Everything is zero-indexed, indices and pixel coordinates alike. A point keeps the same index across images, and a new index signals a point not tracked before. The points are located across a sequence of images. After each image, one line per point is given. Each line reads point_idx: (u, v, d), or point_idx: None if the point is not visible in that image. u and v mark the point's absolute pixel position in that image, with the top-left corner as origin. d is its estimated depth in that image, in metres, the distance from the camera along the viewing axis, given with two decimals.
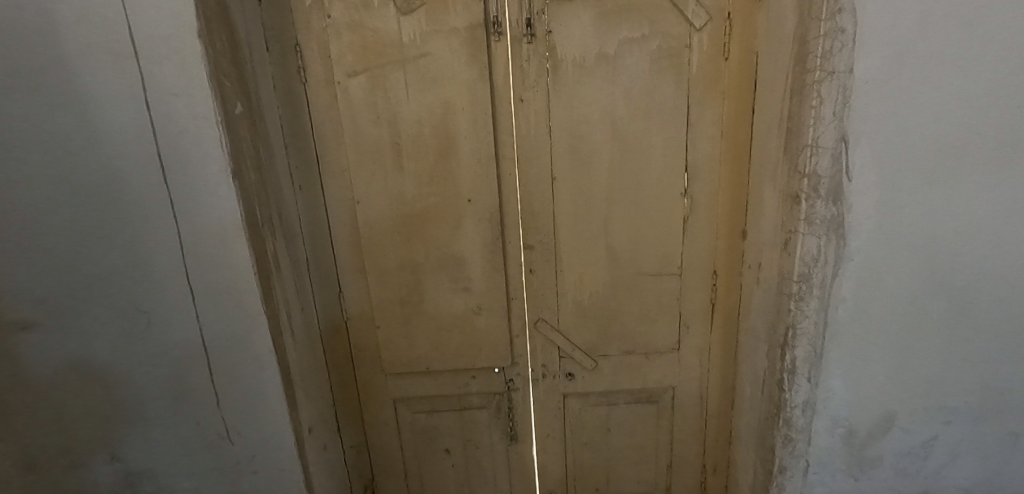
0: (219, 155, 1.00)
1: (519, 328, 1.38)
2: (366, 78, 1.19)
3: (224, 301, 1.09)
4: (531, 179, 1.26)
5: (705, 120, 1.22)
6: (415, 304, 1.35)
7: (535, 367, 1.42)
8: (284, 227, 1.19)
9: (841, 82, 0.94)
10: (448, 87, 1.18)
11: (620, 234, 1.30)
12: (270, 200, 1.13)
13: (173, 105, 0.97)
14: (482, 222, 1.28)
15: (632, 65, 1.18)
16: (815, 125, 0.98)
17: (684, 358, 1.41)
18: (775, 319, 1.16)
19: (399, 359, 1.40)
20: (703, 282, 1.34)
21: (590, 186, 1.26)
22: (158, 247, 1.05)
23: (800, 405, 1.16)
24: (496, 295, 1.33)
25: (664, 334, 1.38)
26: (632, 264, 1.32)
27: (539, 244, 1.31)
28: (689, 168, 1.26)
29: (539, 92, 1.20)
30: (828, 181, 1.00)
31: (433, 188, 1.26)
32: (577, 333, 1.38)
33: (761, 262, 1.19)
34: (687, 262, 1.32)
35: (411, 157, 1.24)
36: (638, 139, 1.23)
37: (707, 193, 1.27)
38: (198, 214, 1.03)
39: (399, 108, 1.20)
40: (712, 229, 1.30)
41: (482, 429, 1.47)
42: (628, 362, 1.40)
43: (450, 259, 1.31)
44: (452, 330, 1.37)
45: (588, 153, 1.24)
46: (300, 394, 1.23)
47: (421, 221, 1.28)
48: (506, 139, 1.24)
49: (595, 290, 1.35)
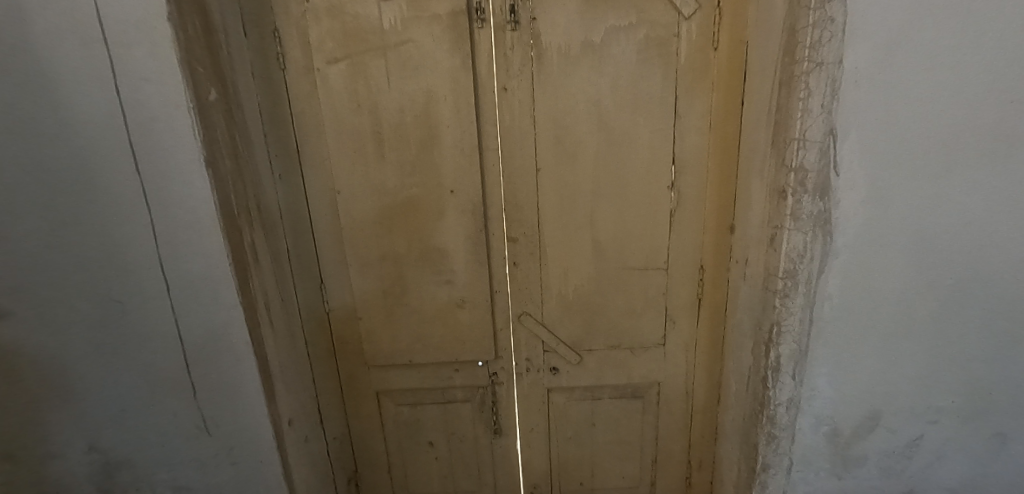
0: (193, 144, 0.98)
1: (503, 321, 1.37)
2: (346, 66, 1.16)
3: (200, 292, 1.07)
4: (515, 170, 1.24)
5: (693, 111, 1.20)
6: (398, 296, 1.33)
7: (519, 361, 1.40)
8: (263, 217, 1.17)
9: (830, 73, 0.92)
10: (430, 76, 1.16)
11: (606, 228, 1.28)
12: (247, 190, 1.11)
13: (144, 91, 0.94)
14: (465, 214, 1.26)
15: (618, 54, 1.15)
16: (803, 118, 0.96)
17: (670, 353, 1.39)
18: (761, 315, 1.14)
19: (382, 351, 1.38)
20: (689, 277, 1.32)
21: (576, 178, 1.24)
22: (132, 237, 1.03)
23: (784, 403, 1.14)
24: (480, 288, 1.32)
25: (650, 330, 1.36)
26: (617, 258, 1.30)
27: (523, 237, 1.29)
28: (677, 161, 1.23)
29: (524, 81, 1.17)
30: (815, 176, 0.98)
31: (415, 178, 1.23)
32: (561, 328, 1.36)
33: (748, 257, 1.17)
34: (674, 257, 1.30)
35: (392, 146, 1.21)
36: (625, 130, 1.20)
37: (694, 186, 1.25)
38: (172, 203, 1.01)
39: (380, 96, 1.18)
40: (699, 224, 1.28)
41: (466, 423, 1.46)
42: (613, 357, 1.39)
43: (433, 251, 1.29)
44: (436, 323, 1.35)
45: (573, 144, 1.21)
46: (280, 386, 1.22)
47: (403, 212, 1.26)
48: (490, 130, 1.21)
49: (580, 284, 1.32)
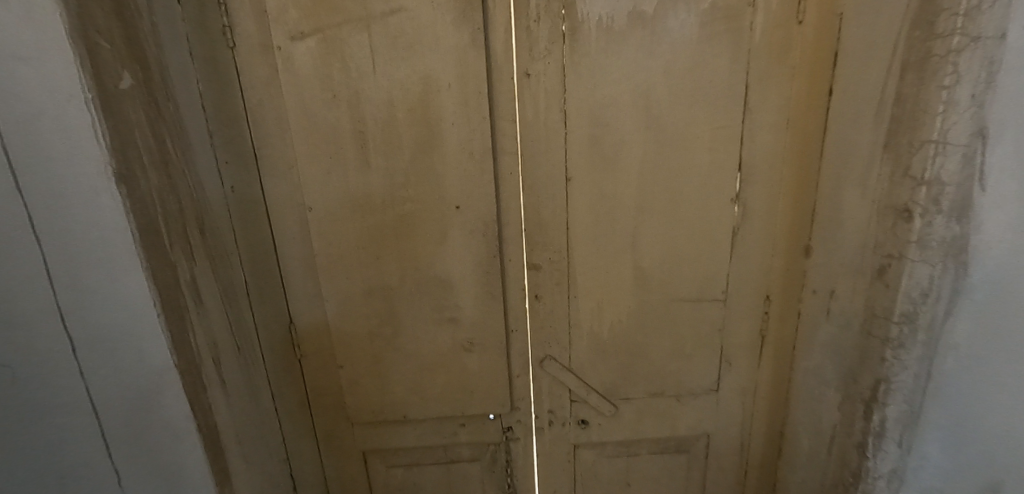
0: (95, 153, 0.69)
1: (521, 366, 1.10)
2: (317, 42, 0.87)
3: (120, 352, 0.79)
4: (539, 180, 0.97)
5: (768, 104, 0.93)
6: (389, 339, 1.05)
7: (540, 414, 1.14)
8: (207, 245, 0.89)
9: (988, 51, 0.64)
10: (430, 55, 0.87)
11: (652, 251, 1.02)
12: (184, 211, 0.83)
13: (22, 77, 0.65)
14: (474, 236, 0.98)
15: (676, 29, 0.88)
16: (945, 115, 0.69)
17: (724, 401, 1.14)
18: (857, 367, 0.90)
19: (371, 405, 1.11)
20: (752, 310, 1.07)
21: (617, 189, 0.97)
22: (16, 280, 0.73)
23: (885, 476, 0.89)
24: (493, 327, 1.05)
25: (701, 374, 1.11)
26: (665, 288, 1.04)
27: (547, 263, 1.02)
28: (744, 167, 0.97)
29: (552, 64, 0.90)
30: (954, 191, 0.71)
31: (410, 191, 0.95)
32: (593, 373, 1.10)
33: (835, 289, 0.94)
34: (734, 285, 1.05)
35: (379, 151, 0.93)
36: (680, 129, 0.94)
37: (764, 199, 0.99)
38: (73, 233, 0.73)
39: (362, 84, 0.89)
40: (767, 245, 1.03)
41: (474, 485, 1.20)
42: (655, 405, 1.13)
43: (434, 283, 1.02)
44: (437, 370, 1.08)
45: (613, 146, 0.95)
46: (236, 464, 0.94)
47: (395, 233, 0.98)
48: (507, 127, 0.94)
49: (617, 321, 1.06)
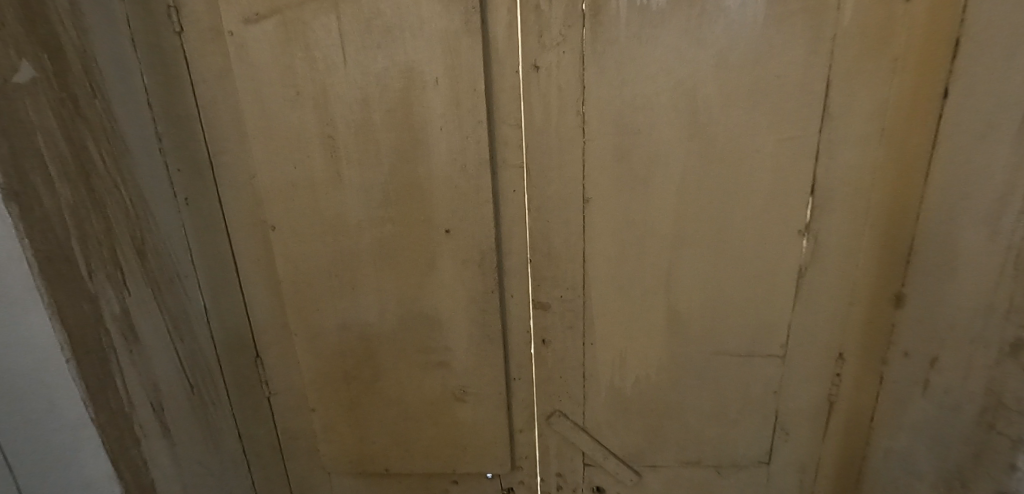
0: None
1: (525, 420, 0.93)
2: (275, 26, 0.70)
3: (24, 404, 0.61)
4: (550, 201, 0.78)
5: (855, 108, 0.70)
6: (368, 382, 0.89)
7: (547, 476, 0.97)
8: (148, 269, 0.73)
9: None
10: (412, 43, 0.69)
11: (690, 292, 0.81)
12: (113, 229, 0.67)
13: None
14: (468, 267, 0.80)
15: (735, 7, 0.66)
16: None
17: (776, 476, 0.92)
18: (967, 468, 0.66)
19: (348, 456, 0.95)
20: (819, 370, 0.84)
21: (648, 215, 0.77)
22: None
23: None
24: (490, 374, 0.87)
25: (749, 444, 0.89)
26: (705, 338, 0.83)
27: (557, 301, 0.84)
28: (818, 191, 0.74)
29: (568, 55, 0.70)
30: None
31: (391, 211, 0.78)
32: (611, 434, 0.91)
33: (940, 357, 0.71)
34: (796, 339, 0.83)
35: (353, 162, 0.76)
36: (733, 140, 0.72)
37: (844, 233, 0.76)
38: None
39: (331, 79, 0.72)
40: (845, 290, 0.80)
41: None
42: (687, 476, 0.93)
43: (420, 321, 0.84)
44: (424, 421, 0.91)
45: (645, 161, 0.74)
46: None
47: (373, 260, 0.81)
48: (509, 135, 0.75)
49: (644, 375, 0.86)
